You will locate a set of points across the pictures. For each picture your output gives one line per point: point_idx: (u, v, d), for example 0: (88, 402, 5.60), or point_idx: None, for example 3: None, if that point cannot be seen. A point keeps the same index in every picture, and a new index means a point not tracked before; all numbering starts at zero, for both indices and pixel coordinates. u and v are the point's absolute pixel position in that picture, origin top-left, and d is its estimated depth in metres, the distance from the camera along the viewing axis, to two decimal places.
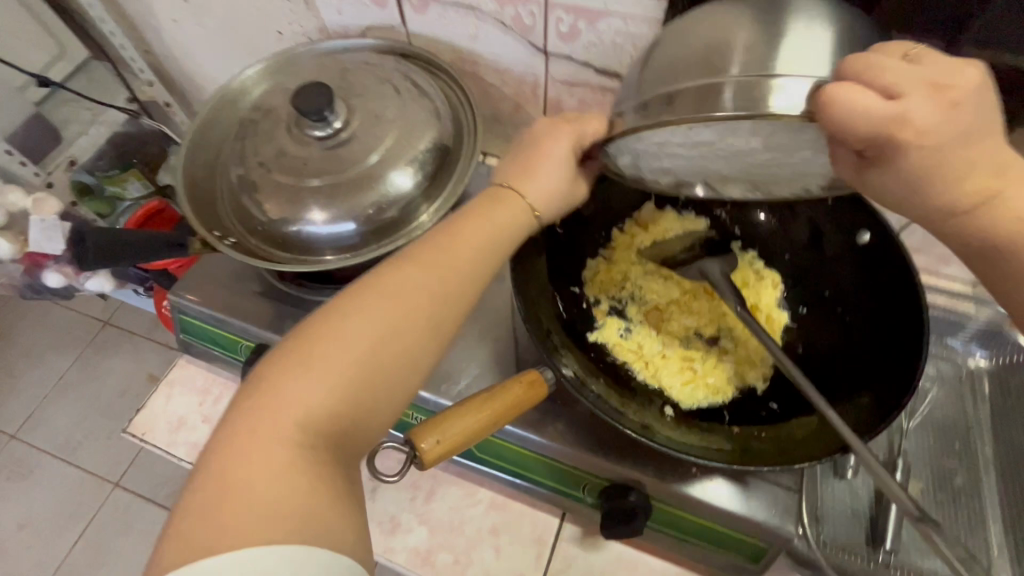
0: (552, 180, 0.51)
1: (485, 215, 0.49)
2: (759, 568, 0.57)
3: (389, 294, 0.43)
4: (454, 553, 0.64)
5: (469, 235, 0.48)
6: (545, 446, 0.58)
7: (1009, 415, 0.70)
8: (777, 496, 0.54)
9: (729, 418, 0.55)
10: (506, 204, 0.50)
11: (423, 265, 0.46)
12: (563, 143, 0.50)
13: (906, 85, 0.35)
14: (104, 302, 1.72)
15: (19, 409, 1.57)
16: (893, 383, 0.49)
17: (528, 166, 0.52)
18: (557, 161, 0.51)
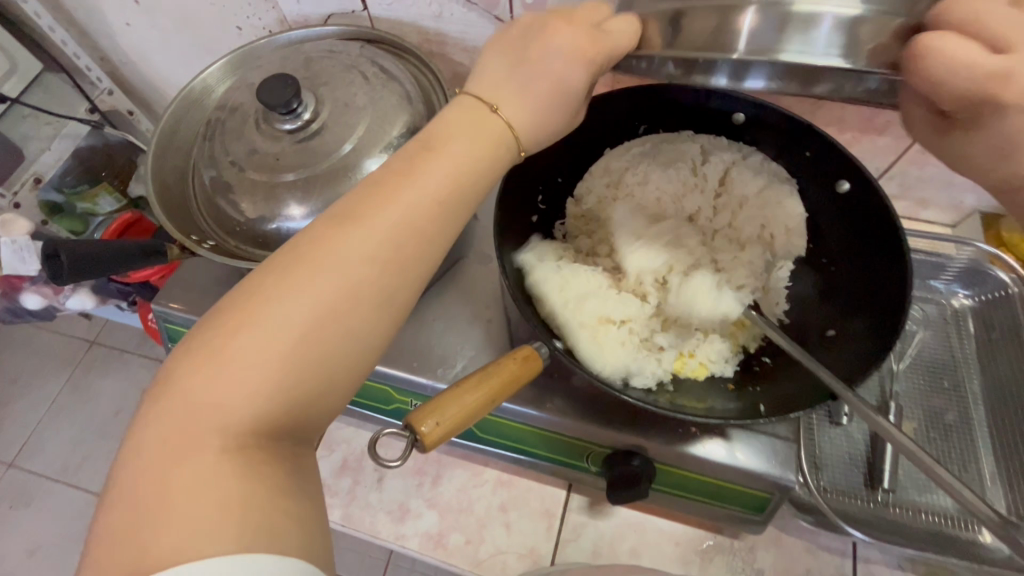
0: (551, 95, 0.42)
1: (448, 148, 0.41)
2: (765, 518, 0.58)
3: (332, 261, 0.37)
4: (465, 533, 0.64)
5: (432, 175, 0.40)
6: (546, 420, 0.58)
7: (994, 351, 0.72)
8: (776, 447, 0.55)
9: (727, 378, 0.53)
10: (484, 126, 0.41)
11: (373, 220, 0.39)
12: (559, 64, 0.42)
13: (1018, 38, 0.32)
14: (89, 322, 1.69)
15: (14, 438, 1.55)
16: (880, 327, 0.50)
17: (519, 86, 0.42)
18: (566, 71, 0.42)
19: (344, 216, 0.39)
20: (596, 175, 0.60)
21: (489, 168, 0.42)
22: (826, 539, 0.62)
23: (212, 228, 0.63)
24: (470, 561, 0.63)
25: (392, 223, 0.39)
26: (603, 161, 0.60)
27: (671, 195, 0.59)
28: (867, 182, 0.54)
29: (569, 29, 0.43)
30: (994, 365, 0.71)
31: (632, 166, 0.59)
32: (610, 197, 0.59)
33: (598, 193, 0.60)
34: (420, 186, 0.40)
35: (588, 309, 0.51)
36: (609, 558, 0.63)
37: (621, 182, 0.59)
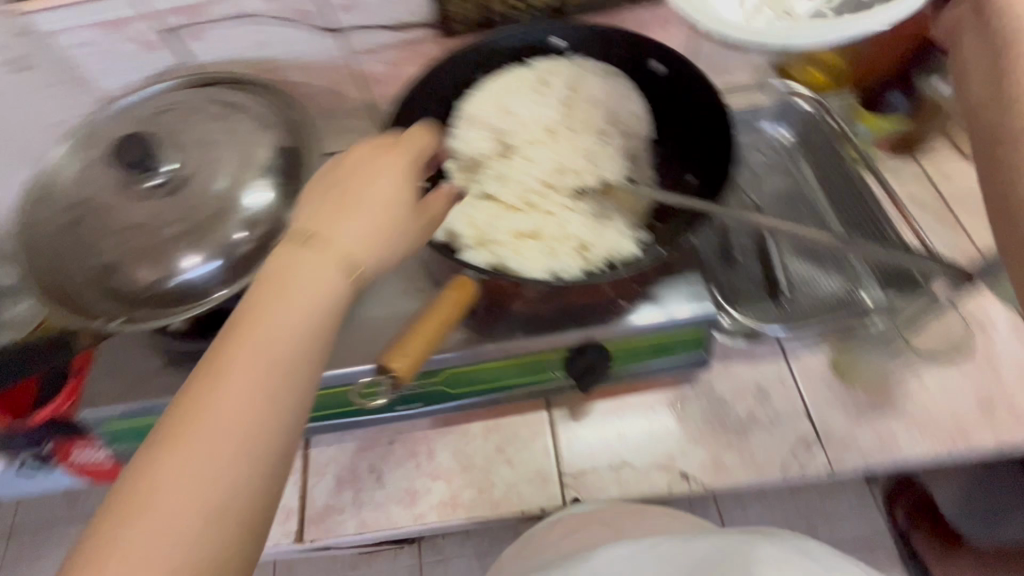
0: (382, 207, 0.46)
1: (286, 290, 0.39)
2: (707, 352, 0.68)
3: (208, 420, 0.34)
4: (476, 485, 0.68)
5: (282, 309, 0.38)
6: (502, 348, 0.64)
7: (821, 160, 0.87)
8: (690, 289, 0.65)
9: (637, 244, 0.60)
10: (313, 257, 0.40)
11: (237, 366, 0.35)
12: (386, 177, 0.47)
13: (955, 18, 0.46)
14: None
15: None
16: (721, 158, 0.61)
17: (341, 204, 0.45)
18: (391, 190, 0.47)
19: (204, 376, 0.35)
20: (461, 124, 0.64)
21: (333, 293, 0.40)
22: (759, 352, 0.74)
23: (107, 307, 0.61)
24: (489, 505, 0.67)
25: (258, 359, 0.36)
26: (464, 110, 0.64)
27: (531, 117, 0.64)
28: (670, 56, 0.66)
29: (385, 157, 0.49)
30: (825, 171, 0.86)
31: (489, 104, 0.64)
32: (480, 137, 0.63)
33: (468, 137, 0.63)
34: (274, 322, 0.37)
35: (499, 232, 0.57)
36: (604, 447, 0.69)
37: (485, 121, 0.63)
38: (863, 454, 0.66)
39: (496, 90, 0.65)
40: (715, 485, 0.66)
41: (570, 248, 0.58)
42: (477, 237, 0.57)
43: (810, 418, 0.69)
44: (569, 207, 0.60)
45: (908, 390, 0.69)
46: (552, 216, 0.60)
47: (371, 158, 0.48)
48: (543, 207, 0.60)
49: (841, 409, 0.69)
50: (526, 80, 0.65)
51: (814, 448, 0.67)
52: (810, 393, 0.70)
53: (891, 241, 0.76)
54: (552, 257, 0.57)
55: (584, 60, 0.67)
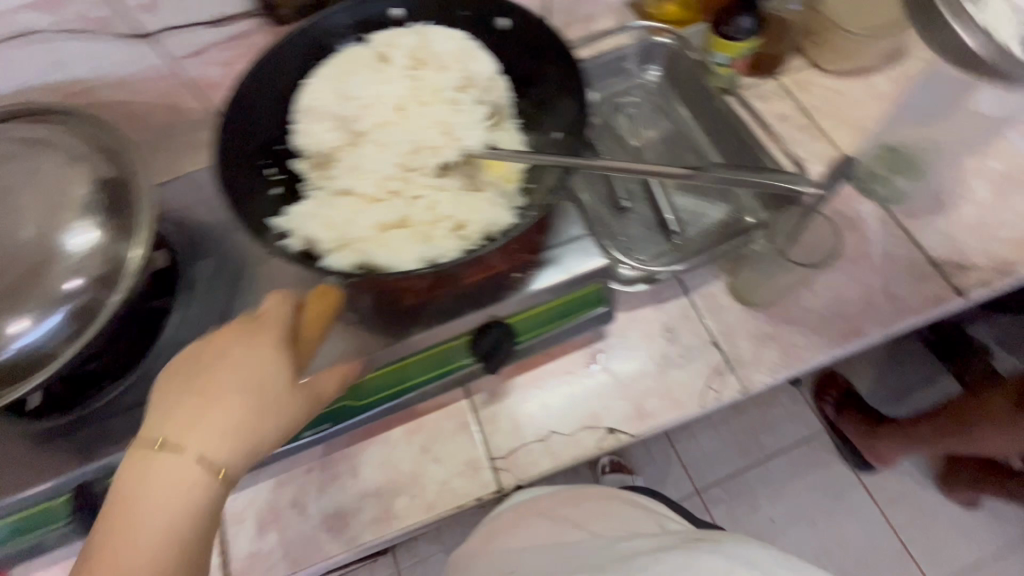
0: (246, 399, 0.41)
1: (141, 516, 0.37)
2: (609, 305, 0.67)
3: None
4: (408, 492, 0.65)
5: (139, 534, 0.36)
6: (399, 347, 0.61)
7: (689, 94, 0.87)
8: (578, 246, 0.65)
9: (511, 214, 0.57)
10: (163, 474, 0.38)
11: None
12: (251, 359, 0.42)
13: None
14: None
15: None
16: (576, 108, 0.58)
17: (200, 399, 0.41)
18: (259, 376, 0.42)
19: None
20: (302, 119, 0.58)
21: (194, 516, 0.38)
22: (663, 293, 0.74)
23: None
24: (425, 508, 0.64)
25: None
26: (303, 104, 0.58)
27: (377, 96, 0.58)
28: (511, 8, 0.62)
29: (252, 333, 0.44)
30: (694, 104, 0.87)
31: (327, 90, 0.58)
32: (327, 130, 0.58)
33: (313, 132, 0.58)
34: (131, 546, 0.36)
35: (363, 229, 0.53)
36: (530, 422, 0.68)
37: (326, 109, 0.58)
38: (771, 369, 0.69)
39: (333, 74, 0.59)
40: (642, 433, 0.67)
41: (445, 230, 0.55)
42: (338, 237, 0.52)
43: (719, 346, 0.71)
44: (436, 187, 0.57)
45: (800, 299, 0.72)
46: (419, 199, 0.56)
47: (236, 340, 0.43)
48: (408, 192, 0.56)
49: (745, 331, 0.71)
50: (362, 56, 0.59)
51: (726, 374, 0.69)
52: (714, 322, 0.72)
53: (763, 160, 0.78)
54: (425, 244, 0.54)
55: (424, 27, 0.63)
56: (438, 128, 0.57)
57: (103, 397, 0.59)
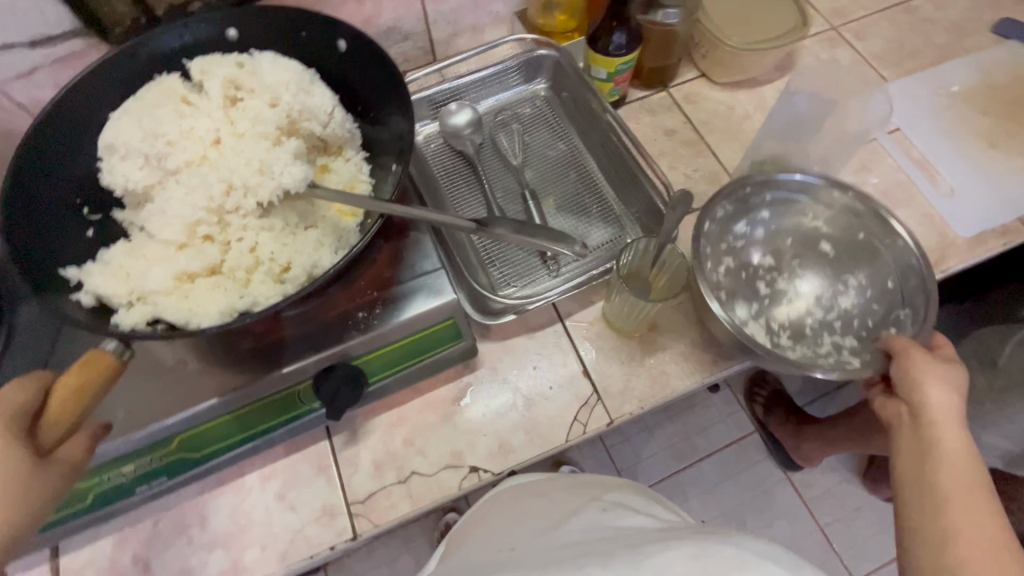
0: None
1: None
2: (470, 339, 0.65)
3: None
4: (258, 542, 0.62)
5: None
6: (232, 397, 0.57)
7: (575, 111, 0.85)
8: (429, 281, 0.62)
9: (338, 256, 0.54)
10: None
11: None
12: None
13: None
14: None
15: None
16: (406, 142, 0.56)
17: None
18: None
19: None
20: (105, 157, 0.53)
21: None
22: (537, 320, 0.72)
23: None
24: (275, 560, 0.61)
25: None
26: (106, 138, 0.53)
27: (191, 131, 0.54)
28: (351, 32, 0.59)
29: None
30: (580, 120, 0.84)
31: (133, 123, 0.53)
32: (135, 168, 0.53)
33: (120, 169, 0.53)
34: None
35: (162, 279, 0.48)
36: (392, 462, 0.65)
37: (129, 144, 0.53)
38: (640, 400, 0.67)
39: (141, 106, 0.54)
40: (506, 469, 0.65)
41: (263, 275, 0.52)
42: (135, 290, 0.48)
43: (589, 376, 0.69)
44: (257, 227, 0.53)
45: (673, 325, 0.71)
46: (236, 242, 0.52)
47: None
48: (224, 234, 0.52)
49: (617, 360, 0.69)
50: (176, 88, 0.55)
51: (594, 406, 0.67)
52: (587, 351, 0.70)
53: (641, 179, 0.76)
54: (235, 294, 0.50)
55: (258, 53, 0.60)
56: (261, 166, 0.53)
57: None
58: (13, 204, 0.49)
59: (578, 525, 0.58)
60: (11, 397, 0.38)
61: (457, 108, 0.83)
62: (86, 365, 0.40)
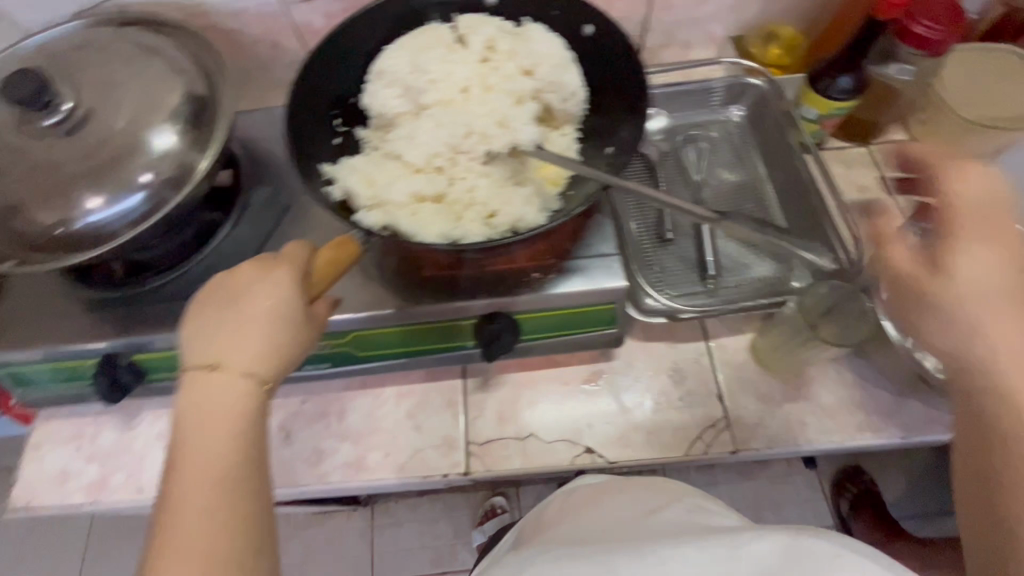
0: (271, 323, 0.43)
1: (199, 426, 0.40)
2: (620, 329, 0.67)
3: (177, 543, 0.37)
4: (383, 449, 0.68)
5: (207, 441, 0.40)
6: (407, 313, 0.63)
7: (768, 144, 0.84)
8: (604, 263, 0.64)
9: (544, 217, 0.58)
10: (219, 389, 0.41)
11: (185, 493, 0.38)
12: (269, 295, 0.44)
13: None
14: None
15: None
16: (631, 132, 0.59)
17: (229, 332, 0.43)
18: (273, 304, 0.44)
19: (167, 502, 0.39)
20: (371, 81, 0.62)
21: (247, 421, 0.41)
22: (681, 332, 0.73)
23: (16, 250, 0.61)
24: (393, 469, 0.67)
25: (199, 483, 0.39)
26: (379, 68, 0.62)
27: (447, 76, 0.61)
28: (601, 19, 0.63)
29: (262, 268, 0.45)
30: (770, 154, 0.84)
31: (404, 59, 0.62)
32: (393, 96, 0.61)
33: (381, 94, 0.61)
34: (202, 452, 0.40)
35: (398, 192, 0.55)
36: (514, 418, 0.69)
37: (394, 74, 0.61)
38: (770, 439, 0.66)
39: (413, 46, 0.62)
40: (621, 461, 0.66)
41: (471, 215, 0.57)
42: (372, 195, 0.55)
43: (722, 401, 0.68)
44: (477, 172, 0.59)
45: (820, 378, 0.69)
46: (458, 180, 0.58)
47: (252, 276, 0.44)
48: (451, 170, 0.58)
49: (754, 393, 0.69)
50: (443, 38, 0.63)
51: (721, 430, 0.67)
52: (725, 376, 0.70)
53: (824, 226, 0.74)
54: (448, 224, 0.55)
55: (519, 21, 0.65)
56: (500, 122, 0.59)
57: (149, 284, 0.65)
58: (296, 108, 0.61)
59: (671, 521, 0.55)
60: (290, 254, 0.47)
61: (654, 114, 0.88)
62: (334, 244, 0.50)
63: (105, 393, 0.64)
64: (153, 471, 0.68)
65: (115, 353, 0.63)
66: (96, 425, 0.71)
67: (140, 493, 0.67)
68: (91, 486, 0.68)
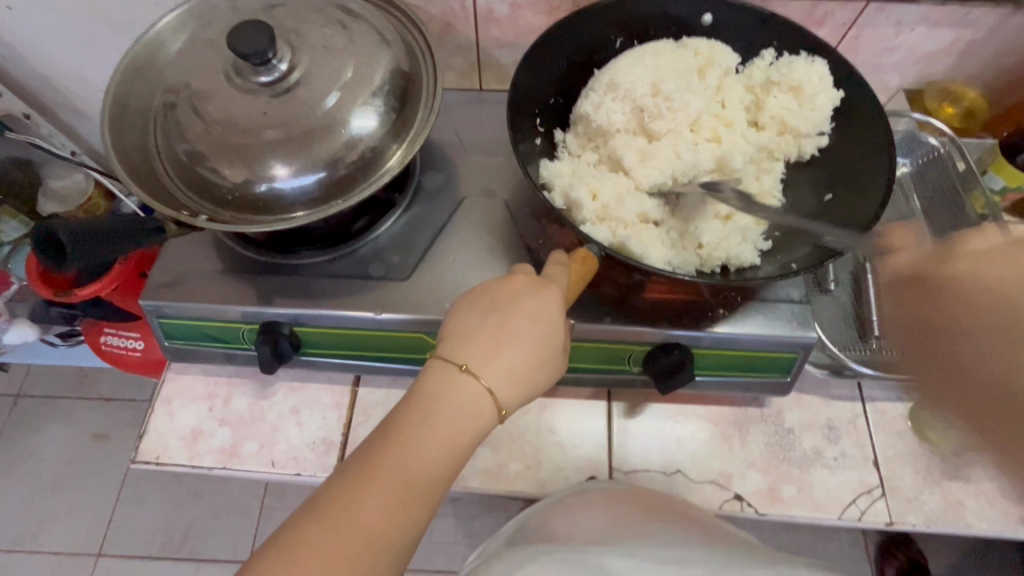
0: (529, 353, 0.40)
1: (423, 419, 0.37)
2: (792, 379, 0.64)
3: (347, 526, 0.34)
4: (524, 461, 0.66)
5: (423, 439, 0.37)
6: (585, 330, 0.61)
7: (935, 203, 0.80)
8: (793, 311, 0.61)
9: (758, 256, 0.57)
10: (460, 386, 0.38)
11: (381, 477, 0.35)
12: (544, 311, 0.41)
13: None
14: (46, 379, 1.65)
15: (6, 523, 1.48)
16: (858, 184, 0.58)
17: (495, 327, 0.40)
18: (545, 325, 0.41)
19: (364, 465, 0.36)
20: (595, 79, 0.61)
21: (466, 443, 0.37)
22: (837, 389, 0.70)
23: (199, 203, 0.59)
24: (534, 483, 0.65)
25: (398, 477, 0.36)
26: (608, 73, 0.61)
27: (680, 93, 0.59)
28: (836, 60, 0.61)
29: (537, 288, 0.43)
30: (937, 215, 0.80)
31: (635, 67, 0.60)
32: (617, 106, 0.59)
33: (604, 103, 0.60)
34: (416, 449, 0.36)
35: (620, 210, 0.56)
36: (659, 450, 0.67)
37: (622, 71, 0.59)
38: (927, 517, 0.63)
39: (644, 55, 0.61)
40: (770, 514, 0.63)
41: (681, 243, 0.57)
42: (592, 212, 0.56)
43: (878, 468, 0.66)
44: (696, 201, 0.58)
45: None
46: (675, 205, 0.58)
47: (533, 290, 0.42)
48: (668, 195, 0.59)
49: (911, 465, 0.66)
50: (676, 46, 0.61)
51: (876, 498, 0.64)
52: (881, 443, 0.67)
53: None
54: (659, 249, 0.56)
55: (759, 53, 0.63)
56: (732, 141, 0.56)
57: (321, 257, 0.64)
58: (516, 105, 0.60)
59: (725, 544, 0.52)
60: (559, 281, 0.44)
61: None
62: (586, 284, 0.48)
63: (261, 361, 0.61)
64: (286, 445, 0.66)
65: (277, 323, 0.61)
66: (231, 388, 0.69)
67: (273, 466, 0.65)
68: (221, 451, 0.66)
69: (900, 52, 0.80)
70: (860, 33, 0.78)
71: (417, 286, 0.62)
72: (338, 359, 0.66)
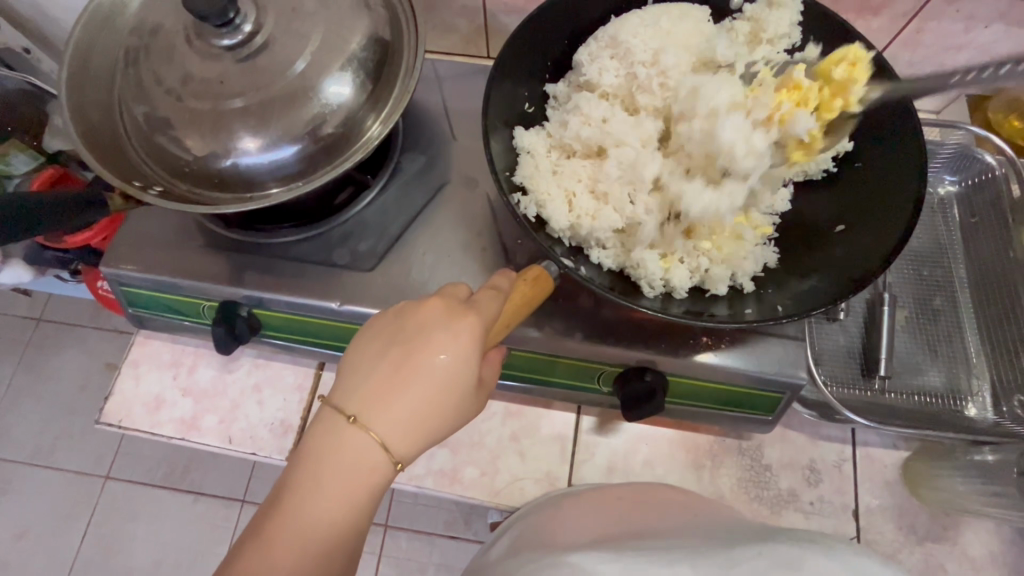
0: (431, 396, 0.37)
1: (323, 478, 0.35)
2: (775, 417, 0.59)
3: None
4: (481, 467, 0.64)
5: (318, 500, 0.35)
6: (552, 346, 0.56)
7: (977, 231, 0.71)
8: (788, 347, 0.55)
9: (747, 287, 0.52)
10: (351, 442, 0.35)
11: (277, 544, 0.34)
12: (451, 349, 0.37)
13: None
14: (63, 306, 1.72)
15: (25, 436, 1.58)
16: (875, 218, 0.51)
17: (396, 372, 0.37)
18: (450, 365, 0.37)
19: (259, 534, 0.34)
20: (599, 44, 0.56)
21: (368, 497, 0.36)
22: (827, 429, 0.65)
23: (158, 174, 0.56)
24: (488, 491, 0.63)
25: (296, 542, 0.34)
26: (612, 30, 0.56)
27: (683, 65, 0.55)
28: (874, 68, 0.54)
29: (446, 321, 0.38)
30: (977, 245, 0.70)
31: (643, 28, 0.55)
32: (613, 69, 0.56)
33: (601, 63, 0.56)
34: (311, 509, 0.35)
35: (580, 197, 0.53)
36: (624, 472, 0.64)
37: (632, 56, 0.55)
38: None
39: (660, 16, 0.56)
40: None
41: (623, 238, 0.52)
42: (551, 186, 0.53)
43: (857, 519, 0.61)
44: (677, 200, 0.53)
45: (974, 524, 0.61)
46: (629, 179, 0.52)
47: (437, 321, 0.38)
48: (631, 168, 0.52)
49: (895, 520, 0.61)
50: (693, 36, 0.56)
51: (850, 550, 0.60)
52: (866, 492, 0.63)
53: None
54: (605, 249, 0.52)
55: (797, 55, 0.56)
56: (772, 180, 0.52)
57: (285, 236, 0.60)
58: (508, 52, 0.55)
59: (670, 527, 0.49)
60: (481, 307, 0.40)
61: None
62: (530, 304, 0.43)
63: (216, 338, 0.60)
64: (245, 423, 0.66)
65: (234, 303, 0.59)
66: (197, 358, 0.68)
67: (230, 442, 0.65)
68: (182, 421, 0.66)
69: (968, 51, 0.69)
70: (922, 26, 0.67)
71: (380, 278, 0.58)
72: (301, 344, 0.64)
